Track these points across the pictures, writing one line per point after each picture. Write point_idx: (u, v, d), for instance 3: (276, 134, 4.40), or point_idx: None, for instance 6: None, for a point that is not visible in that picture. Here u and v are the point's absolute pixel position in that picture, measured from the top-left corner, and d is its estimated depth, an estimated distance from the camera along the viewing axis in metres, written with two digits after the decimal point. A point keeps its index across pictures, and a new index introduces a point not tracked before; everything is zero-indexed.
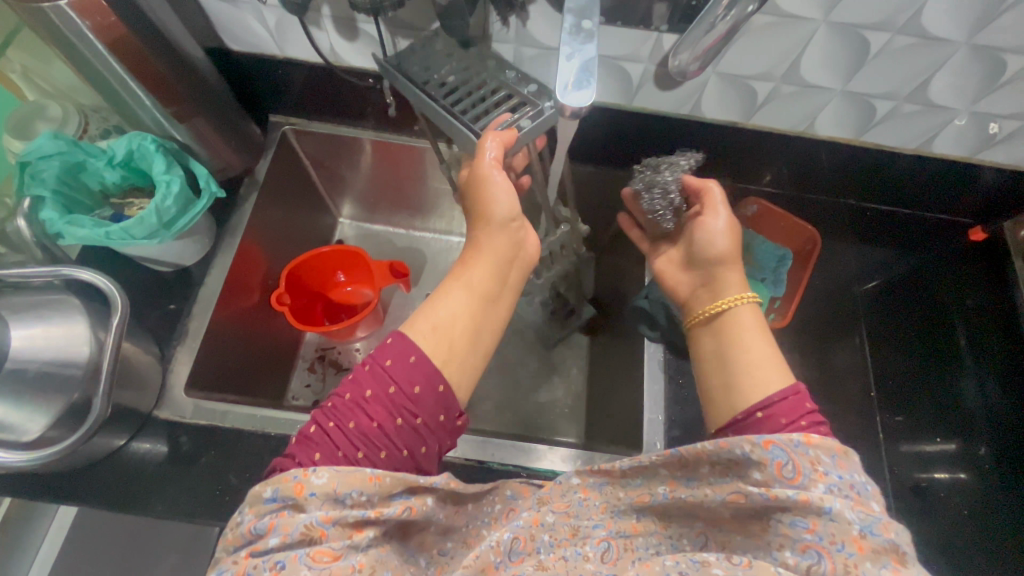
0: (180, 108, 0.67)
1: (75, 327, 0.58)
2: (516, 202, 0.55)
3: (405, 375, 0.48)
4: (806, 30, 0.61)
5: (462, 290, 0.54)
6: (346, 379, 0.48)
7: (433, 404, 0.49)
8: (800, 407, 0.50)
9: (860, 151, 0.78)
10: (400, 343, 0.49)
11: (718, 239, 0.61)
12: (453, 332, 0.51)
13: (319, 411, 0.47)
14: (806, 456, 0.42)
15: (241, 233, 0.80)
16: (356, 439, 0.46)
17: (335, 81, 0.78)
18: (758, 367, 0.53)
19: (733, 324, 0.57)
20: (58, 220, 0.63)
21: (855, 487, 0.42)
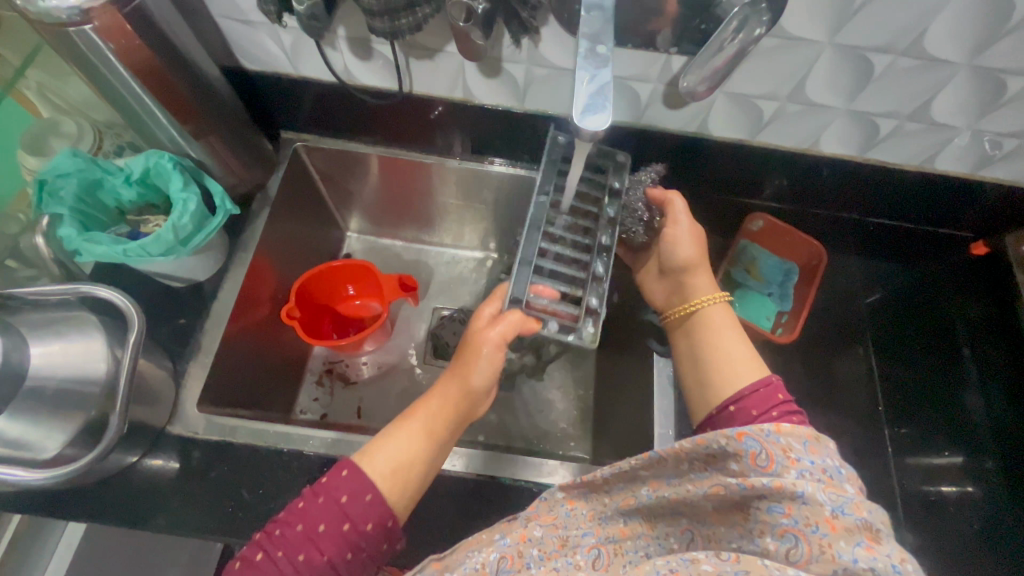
0: (197, 126, 0.68)
1: (93, 344, 0.59)
2: (495, 376, 0.61)
3: (359, 513, 0.52)
4: (812, 52, 0.62)
5: (418, 431, 0.58)
6: (298, 508, 0.52)
7: (378, 538, 0.53)
8: (769, 398, 0.56)
9: (864, 167, 0.79)
10: (358, 479, 0.53)
11: (682, 247, 0.68)
12: (407, 473, 0.56)
13: (267, 536, 0.51)
14: (778, 443, 0.45)
15: (253, 248, 0.81)
16: (305, 567, 0.50)
17: (348, 99, 0.80)
18: (731, 365, 0.59)
19: (703, 324, 0.64)
20: (75, 237, 0.64)
21: (828, 469, 0.44)
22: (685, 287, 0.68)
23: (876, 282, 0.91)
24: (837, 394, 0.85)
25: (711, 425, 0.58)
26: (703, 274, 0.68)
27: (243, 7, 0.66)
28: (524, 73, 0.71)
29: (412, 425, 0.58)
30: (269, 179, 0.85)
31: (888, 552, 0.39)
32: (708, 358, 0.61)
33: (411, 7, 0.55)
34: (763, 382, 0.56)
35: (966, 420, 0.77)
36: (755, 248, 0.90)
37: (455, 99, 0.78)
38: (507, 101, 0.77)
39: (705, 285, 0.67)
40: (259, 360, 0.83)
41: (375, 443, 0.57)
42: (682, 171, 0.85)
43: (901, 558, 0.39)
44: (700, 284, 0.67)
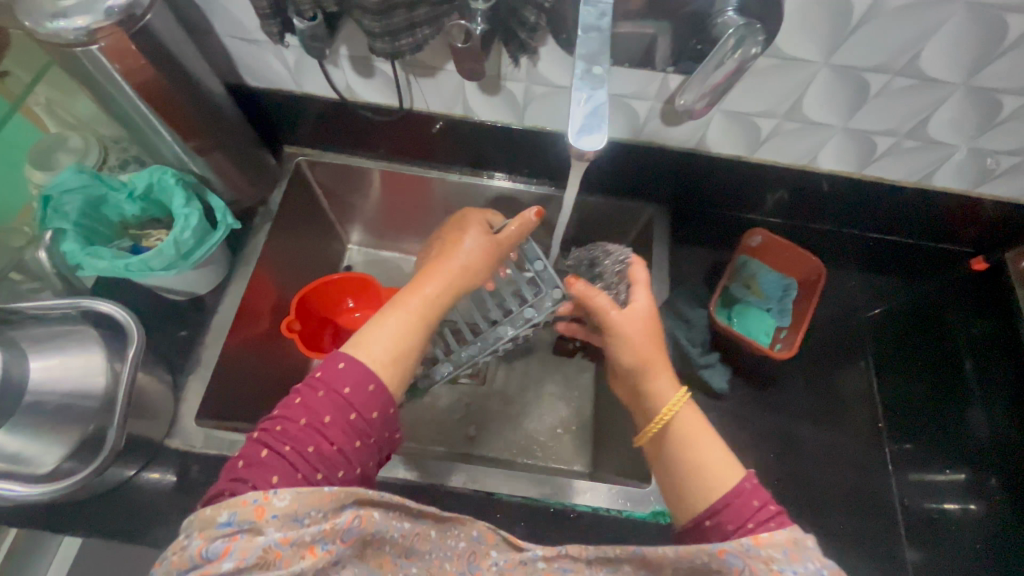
0: (200, 142, 0.69)
1: (93, 357, 0.59)
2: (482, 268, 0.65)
3: (365, 402, 0.51)
4: (808, 71, 0.63)
5: (408, 317, 0.57)
6: (298, 405, 0.50)
7: (382, 426, 0.53)
8: (747, 511, 0.51)
9: (863, 184, 0.79)
10: (358, 370, 0.51)
11: (625, 353, 0.62)
12: (405, 357, 0.55)
13: (269, 435, 0.48)
14: (757, 556, 0.46)
15: (254, 262, 0.81)
16: (316, 460, 0.48)
17: (351, 116, 0.81)
18: (704, 471, 0.54)
19: (675, 431, 0.57)
20: (79, 251, 0.65)
21: (809, 575, 0.45)
22: (640, 388, 0.61)
23: (870, 292, 0.89)
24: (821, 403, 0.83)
25: (689, 534, 0.54)
26: (660, 372, 0.60)
27: (247, 26, 0.68)
28: (523, 91, 0.72)
29: (403, 311, 0.58)
30: (271, 194, 0.86)
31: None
32: (677, 474, 0.55)
33: (412, 28, 0.56)
34: (733, 494, 0.51)
35: (970, 437, 0.78)
36: (753, 263, 0.88)
37: (456, 115, 0.79)
38: (506, 118, 0.78)
39: (666, 383, 0.60)
40: (259, 373, 0.83)
41: (365, 334, 0.55)
42: (682, 187, 0.85)
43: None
44: (660, 387, 0.60)
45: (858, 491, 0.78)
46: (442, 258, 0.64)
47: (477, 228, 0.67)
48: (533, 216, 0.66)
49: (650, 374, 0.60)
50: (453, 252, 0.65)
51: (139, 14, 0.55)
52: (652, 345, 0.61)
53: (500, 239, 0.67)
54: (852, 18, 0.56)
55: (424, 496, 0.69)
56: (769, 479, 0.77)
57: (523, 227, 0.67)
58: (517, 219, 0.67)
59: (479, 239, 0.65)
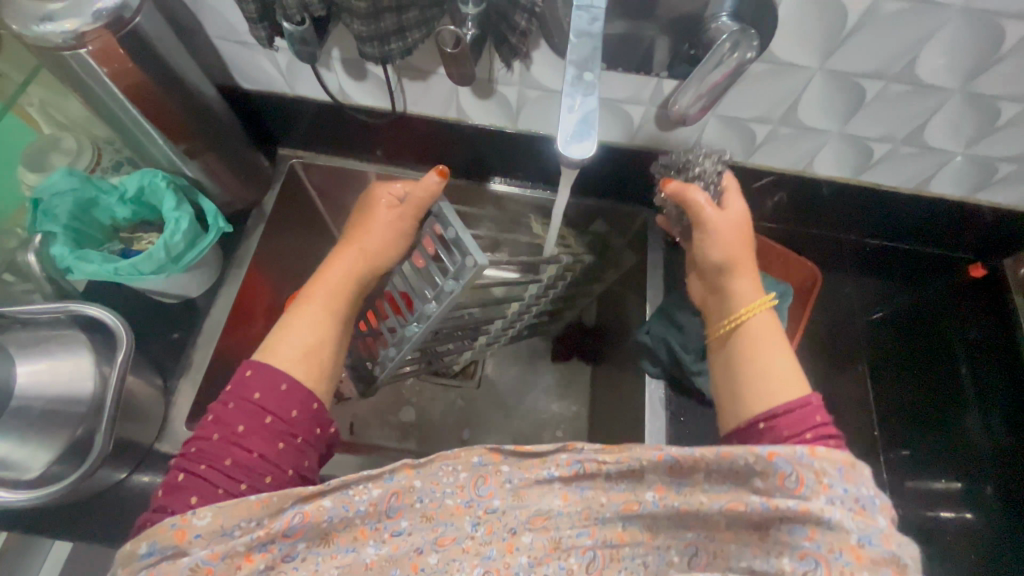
0: (190, 145, 0.69)
1: (81, 361, 0.59)
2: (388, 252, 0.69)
3: (278, 403, 0.54)
4: (803, 78, 0.62)
5: (317, 314, 0.62)
6: (212, 423, 0.53)
7: (309, 422, 0.56)
8: (808, 420, 0.54)
9: (860, 190, 0.79)
10: (264, 374, 0.55)
11: (712, 252, 0.64)
12: (318, 351, 0.60)
13: (187, 459, 0.51)
14: (813, 468, 0.46)
15: (247, 264, 0.81)
16: (237, 472, 0.50)
17: (345, 119, 0.81)
18: (775, 375, 0.58)
19: (748, 334, 0.61)
20: (69, 255, 0.64)
21: (860, 499, 0.46)
22: (724, 287, 0.65)
23: (877, 300, 0.87)
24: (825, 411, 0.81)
25: (739, 437, 0.57)
26: (745, 275, 0.64)
27: (238, 29, 0.67)
28: (517, 94, 0.72)
29: (310, 311, 0.62)
30: (265, 196, 0.85)
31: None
32: (744, 369, 0.59)
33: (402, 32, 0.56)
34: (799, 403, 0.55)
35: (968, 443, 0.79)
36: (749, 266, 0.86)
37: (450, 118, 0.79)
38: (500, 121, 0.78)
39: (749, 286, 0.64)
40: None
41: (274, 341, 0.59)
42: None
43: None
44: (745, 288, 0.63)
45: None
46: (342, 250, 0.68)
47: (381, 210, 0.68)
48: (434, 177, 0.63)
49: (734, 275, 0.64)
50: (355, 241, 0.68)
51: (128, 17, 0.55)
52: (744, 247, 0.65)
53: (399, 213, 0.67)
54: (846, 24, 0.56)
55: None
56: None
57: (432, 194, 0.65)
58: (418, 187, 0.65)
59: (378, 223, 0.68)
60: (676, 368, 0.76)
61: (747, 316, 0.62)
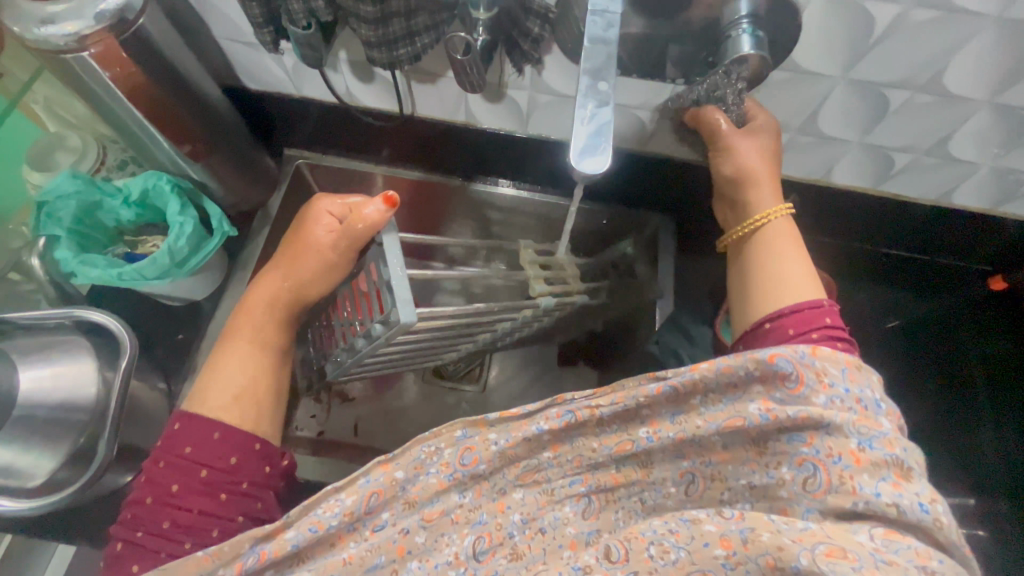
0: (195, 147, 0.68)
1: (84, 368, 0.58)
2: (321, 279, 0.66)
3: (212, 454, 0.54)
4: (824, 87, 0.60)
5: (247, 355, 0.62)
6: (146, 484, 0.53)
7: (251, 466, 0.56)
8: (814, 320, 0.54)
9: (880, 202, 0.77)
10: (191, 429, 0.54)
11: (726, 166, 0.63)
12: (250, 391, 0.60)
13: (123, 525, 0.51)
14: (812, 368, 0.45)
15: (252, 267, 0.80)
16: (177, 530, 0.51)
17: (351, 121, 0.80)
18: (786, 279, 0.58)
19: (764, 241, 0.61)
20: (72, 259, 0.64)
21: (862, 401, 0.45)
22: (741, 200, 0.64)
23: (891, 310, 0.86)
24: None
25: (746, 341, 0.58)
26: (765, 186, 0.62)
27: (244, 30, 0.66)
28: (528, 99, 0.70)
29: (240, 346, 0.62)
30: (270, 198, 0.84)
31: (914, 489, 0.41)
32: (756, 276, 0.60)
33: (410, 37, 0.55)
34: (811, 304, 0.55)
35: (981, 459, 0.77)
36: None
37: (458, 122, 0.78)
38: (510, 125, 0.77)
39: (768, 195, 0.62)
40: None
41: (206, 380, 0.59)
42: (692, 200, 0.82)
43: (929, 497, 0.41)
44: (762, 198, 0.62)
45: None
46: (274, 277, 0.65)
47: (316, 233, 0.64)
48: (379, 204, 0.59)
49: (753, 193, 0.62)
50: (286, 267, 0.65)
51: (132, 18, 0.54)
52: (763, 164, 0.62)
53: (336, 241, 0.64)
54: (873, 33, 0.53)
55: None
56: None
57: (375, 221, 0.60)
58: (364, 207, 0.60)
59: (312, 253, 0.64)
60: None
61: (764, 221, 0.62)
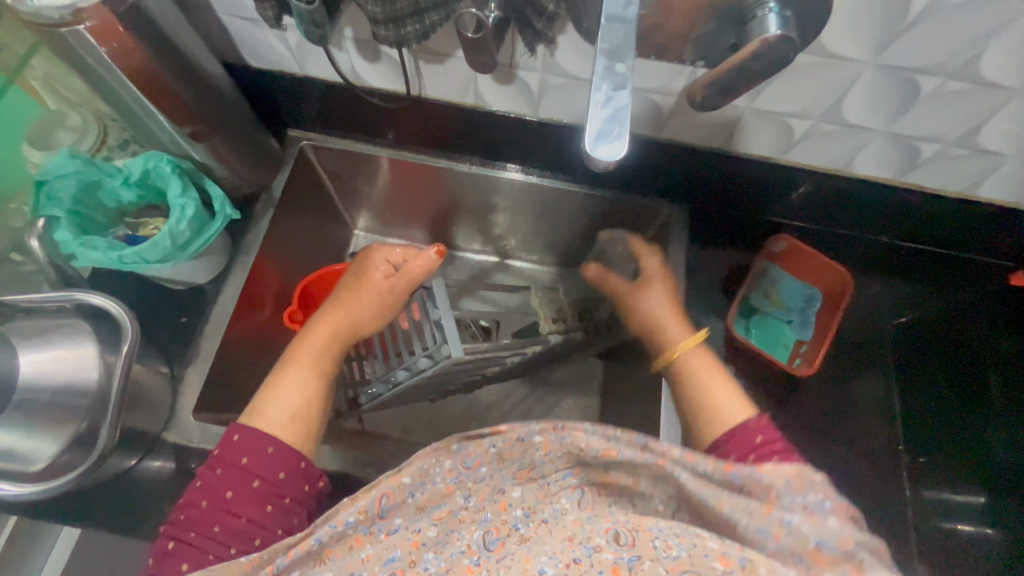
0: (196, 127, 0.66)
1: (84, 352, 0.58)
2: (379, 315, 0.68)
3: (266, 465, 0.52)
4: (852, 72, 0.57)
5: (304, 376, 0.60)
6: (200, 486, 0.51)
7: (298, 482, 0.53)
8: (748, 443, 0.53)
9: (902, 193, 0.74)
10: (252, 438, 0.53)
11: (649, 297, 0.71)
12: (307, 412, 0.57)
13: (173, 526, 0.50)
14: (761, 482, 0.46)
15: (256, 250, 0.79)
16: (225, 537, 0.49)
17: (357, 101, 0.78)
18: (715, 398, 0.58)
19: (688, 374, 0.62)
20: (73, 242, 0.62)
21: (808, 507, 0.45)
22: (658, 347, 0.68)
23: (900, 305, 0.83)
24: (843, 427, 0.78)
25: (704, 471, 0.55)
26: (673, 323, 0.68)
27: (246, 5, 0.64)
28: (539, 81, 0.68)
29: (298, 368, 0.60)
30: (274, 179, 0.82)
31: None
32: (691, 404, 0.60)
33: (418, 14, 0.52)
34: (742, 425, 0.54)
35: (989, 462, 0.75)
36: (773, 270, 0.80)
37: (466, 104, 0.76)
38: (520, 108, 0.74)
39: (678, 333, 0.67)
40: (259, 362, 0.81)
41: (261, 402, 0.57)
42: (704, 189, 0.80)
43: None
44: (674, 336, 0.67)
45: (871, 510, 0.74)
46: (328, 313, 0.66)
47: (373, 277, 0.68)
48: (431, 254, 0.68)
49: (666, 331, 0.68)
50: (341, 305, 0.67)
51: None
52: (670, 306, 0.70)
53: (393, 283, 0.68)
54: (907, 15, 0.51)
55: None
56: None
57: (425, 270, 0.68)
58: (417, 257, 0.68)
59: (368, 294, 0.68)
60: None
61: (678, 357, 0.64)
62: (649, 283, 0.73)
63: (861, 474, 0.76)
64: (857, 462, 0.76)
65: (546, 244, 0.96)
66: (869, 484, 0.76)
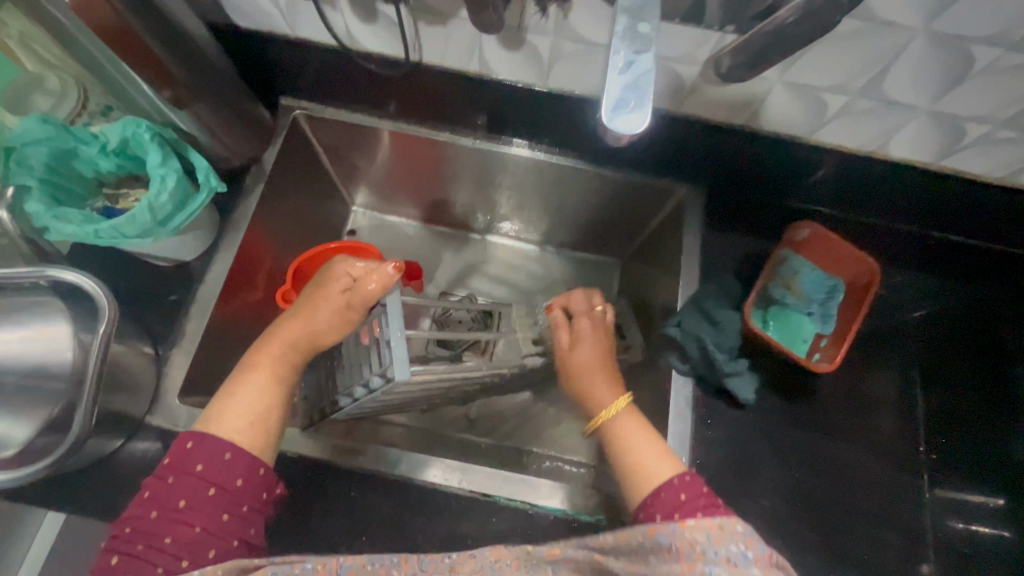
0: (177, 93, 0.61)
1: (57, 333, 0.54)
2: (344, 324, 0.60)
3: (223, 472, 0.51)
4: (901, 40, 0.51)
5: (261, 383, 0.56)
6: (145, 499, 0.50)
7: (254, 490, 0.52)
8: (671, 501, 0.52)
9: (936, 179, 0.69)
10: (207, 445, 0.51)
11: (581, 345, 0.68)
12: (265, 419, 0.55)
13: (118, 540, 0.48)
14: (684, 538, 0.47)
15: (246, 226, 0.74)
16: (177, 548, 0.47)
17: (353, 68, 0.72)
18: (640, 462, 0.57)
19: (615, 430, 0.61)
20: (45, 213, 0.59)
21: (731, 556, 0.46)
22: (584, 396, 0.65)
23: (925, 299, 0.76)
24: (857, 427, 0.71)
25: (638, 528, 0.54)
26: (599, 382, 0.65)
27: None
28: (550, 47, 0.62)
29: (258, 372, 0.57)
30: (266, 151, 0.77)
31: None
32: (620, 468, 0.58)
33: None
34: (661, 486, 0.54)
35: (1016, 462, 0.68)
36: (796, 259, 0.73)
37: (470, 73, 0.70)
38: (529, 78, 0.69)
39: (607, 392, 0.64)
40: (249, 343, 0.78)
41: (220, 404, 0.55)
42: (722, 171, 0.75)
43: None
44: (600, 395, 0.64)
45: (887, 522, 0.67)
46: (289, 321, 0.60)
47: (333, 288, 0.59)
48: (388, 270, 0.57)
49: (592, 389, 0.65)
50: (300, 314, 0.60)
51: None
52: (602, 364, 0.67)
53: (352, 298, 0.58)
54: None
55: (414, 500, 0.64)
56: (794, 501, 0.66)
57: (381, 287, 0.57)
58: (375, 273, 0.58)
59: (326, 307, 0.59)
60: (709, 368, 0.68)
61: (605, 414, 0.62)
62: (581, 343, 0.68)
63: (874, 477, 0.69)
64: (872, 466, 0.69)
65: (552, 224, 0.92)
66: (880, 486, 0.69)
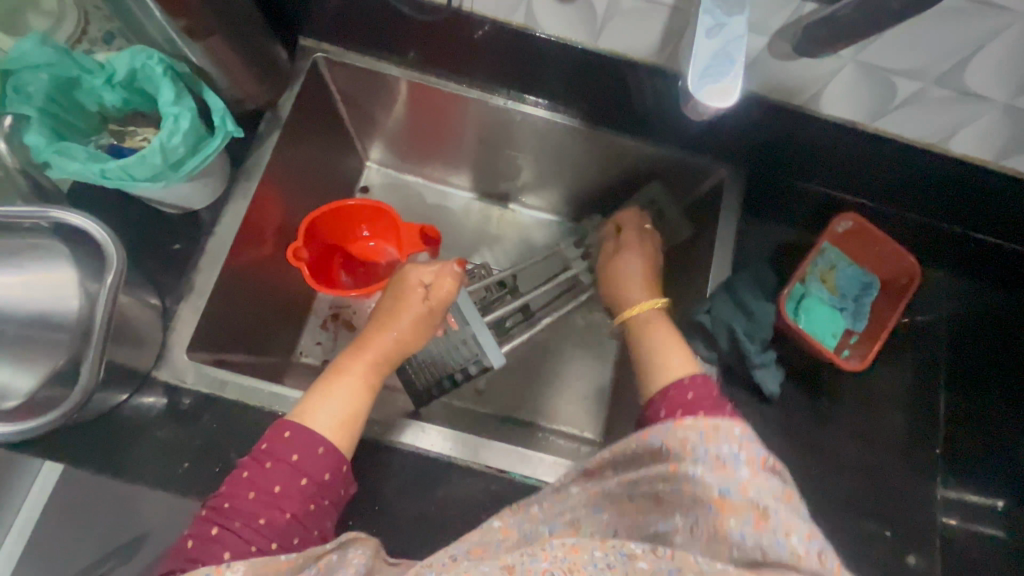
0: (194, 24, 0.55)
1: (63, 279, 0.51)
2: (423, 331, 0.63)
3: (314, 466, 0.51)
4: (997, 23, 0.48)
5: (350, 385, 0.56)
6: (241, 475, 0.50)
7: (337, 485, 0.52)
8: (678, 398, 0.53)
9: (994, 179, 0.66)
10: (305, 437, 0.51)
11: (624, 258, 0.71)
12: (355, 420, 0.55)
13: (211, 510, 0.49)
14: (676, 436, 0.47)
15: (259, 176, 0.70)
16: (269, 530, 0.48)
17: (381, 8, 0.67)
18: (664, 354, 0.58)
19: (643, 327, 0.62)
20: (46, 148, 0.54)
21: (722, 456, 0.45)
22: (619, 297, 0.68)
23: (952, 297, 0.74)
24: (874, 422, 0.69)
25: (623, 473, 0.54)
26: (638, 283, 0.68)
27: None
28: (605, 2, 0.58)
29: (347, 378, 0.57)
30: (282, 95, 0.72)
31: (774, 528, 0.41)
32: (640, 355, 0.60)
33: None
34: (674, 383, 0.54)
35: None
36: (833, 252, 0.71)
37: (512, 25, 0.65)
38: (578, 35, 0.64)
39: (644, 296, 0.67)
40: (257, 299, 0.75)
41: (310, 402, 0.55)
42: (766, 153, 0.71)
43: (787, 531, 0.41)
44: (635, 295, 0.67)
45: (897, 521, 0.66)
46: (374, 334, 0.61)
47: (412, 294, 0.64)
48: (457, 268, 0.63)
49: (631, 290, 0.68)
50: (385, 324, 0.62)
51: None
52: (643, 271, 0.70)
53: (434, 302, 0.63)
54: None
55: (427, 474, 0.62)
56: (807, 495, 0.66)
57: (458, 287, 0.63)
58: (451, 273, 0.64)
59: (410, 313, 0.62)
60: (736, 357, 0.66)
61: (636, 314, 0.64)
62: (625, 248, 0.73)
63: (891, 474, 0.68)
64: (891, 464, 0.68)
65: (576, 196, 0.88)
66: (895, 482, 0.68)
